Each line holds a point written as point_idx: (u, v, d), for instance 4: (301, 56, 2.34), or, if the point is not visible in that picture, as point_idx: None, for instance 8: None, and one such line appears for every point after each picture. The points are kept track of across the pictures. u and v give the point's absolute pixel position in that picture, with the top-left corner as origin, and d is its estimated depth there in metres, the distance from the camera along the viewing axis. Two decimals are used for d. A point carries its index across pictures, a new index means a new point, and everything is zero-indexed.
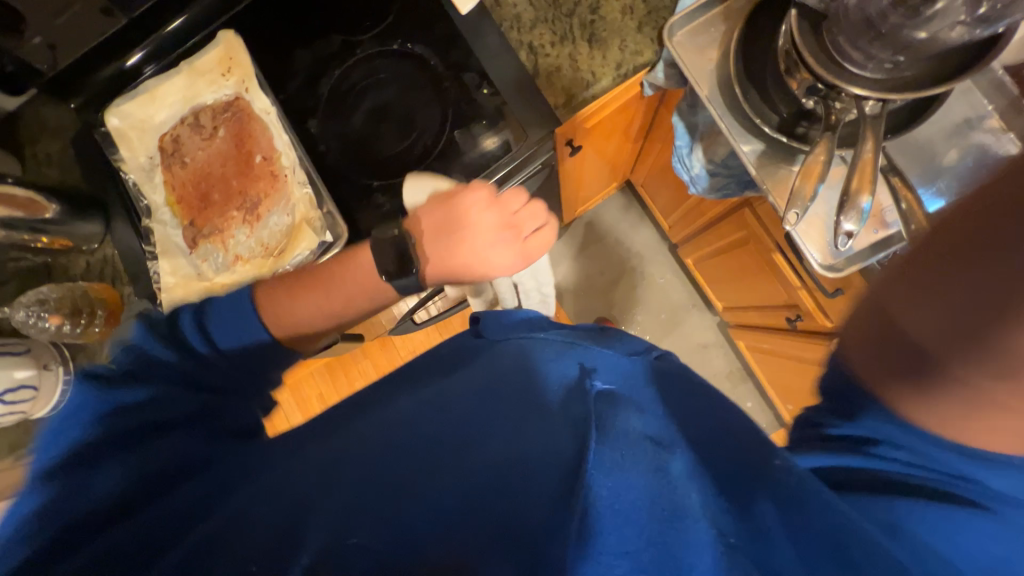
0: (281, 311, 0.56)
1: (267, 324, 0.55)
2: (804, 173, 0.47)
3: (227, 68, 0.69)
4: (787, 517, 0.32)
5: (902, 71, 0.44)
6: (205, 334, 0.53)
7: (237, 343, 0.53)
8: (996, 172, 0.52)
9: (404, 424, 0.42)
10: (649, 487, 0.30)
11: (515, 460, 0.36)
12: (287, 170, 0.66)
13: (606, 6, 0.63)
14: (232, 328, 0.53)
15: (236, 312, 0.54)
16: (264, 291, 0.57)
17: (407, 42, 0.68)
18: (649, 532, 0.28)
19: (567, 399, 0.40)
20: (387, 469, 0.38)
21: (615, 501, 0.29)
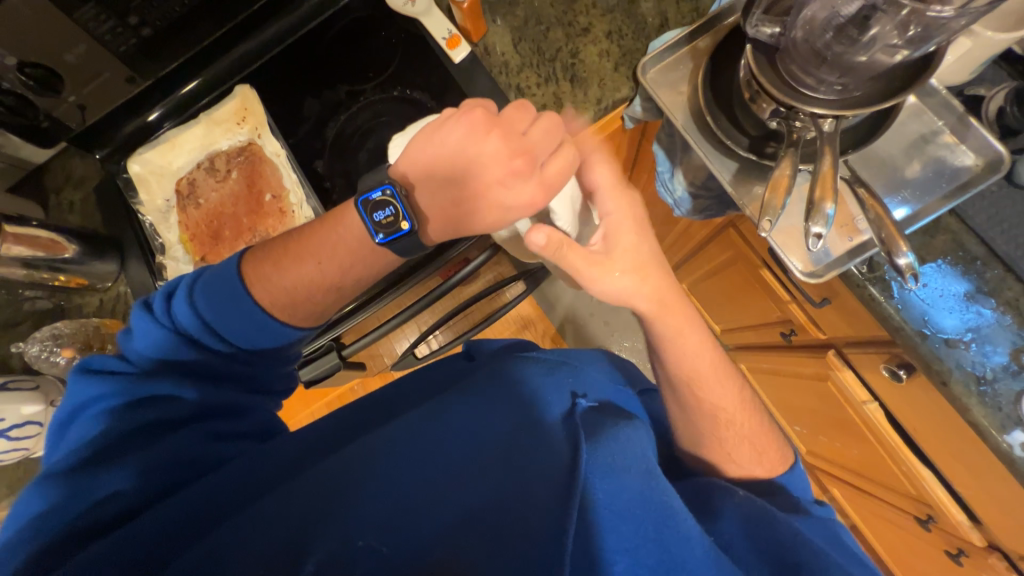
0: (269, 283, 0.53)
1: (258, 297, 0.52)
2: (772, 186, 0.50)
3: (242, 117, 0.77)
4: (730, 516, 0.43)
5: (851, 92, 0.48)
6: (209, 325, 0.50)
7: (243, 329, 0.51)
8: (956, 180, 0.56)
9: (424, 433, 0.46)
10: (641, 496, 0.40)
11: (531, 473, 0.42)
12: (294, 208, 0.73)
13: (585, 51, 0.70)
14: (230, 312, 0.50)
15: (229, 298, 0.50)
16: (251, 264, 0.54)
17: (407, 87, 0.75)
18: (640, 527, 0.38)
19: (567, 419, 0.48)
20: (416, 474, 0.42)
21: (618, 507, 0.39)
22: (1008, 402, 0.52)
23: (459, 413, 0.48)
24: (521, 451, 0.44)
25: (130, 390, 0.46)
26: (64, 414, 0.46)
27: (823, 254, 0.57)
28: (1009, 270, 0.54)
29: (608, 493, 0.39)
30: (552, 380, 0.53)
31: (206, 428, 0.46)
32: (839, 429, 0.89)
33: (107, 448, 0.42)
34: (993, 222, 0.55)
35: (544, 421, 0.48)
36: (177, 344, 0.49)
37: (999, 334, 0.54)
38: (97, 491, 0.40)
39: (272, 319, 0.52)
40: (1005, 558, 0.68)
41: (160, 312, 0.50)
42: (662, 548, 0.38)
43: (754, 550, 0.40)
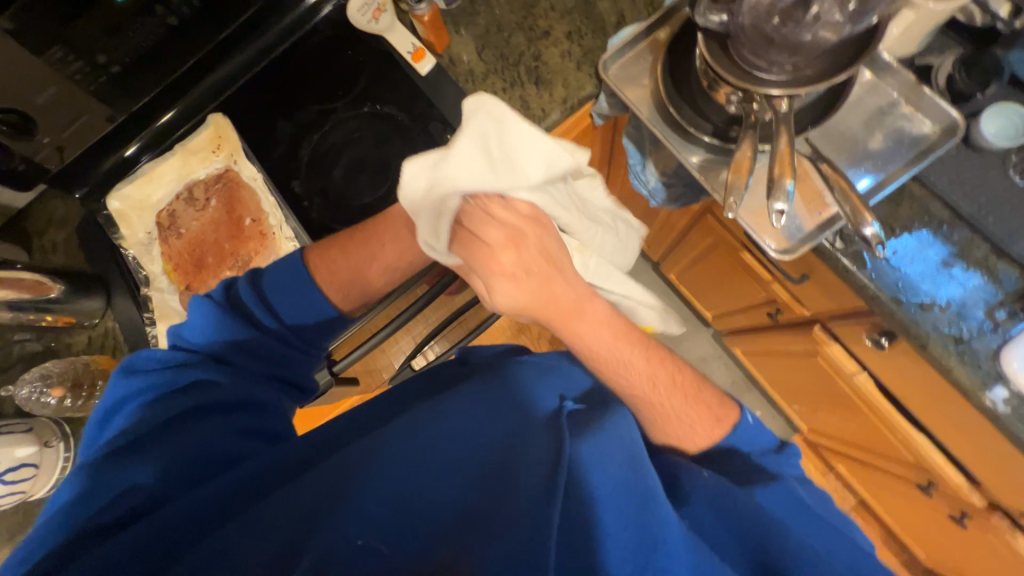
0: (335, 267, 0.57)
1: (324, 284, 0.57)
2: (734, 167, 0.51)
3: (216, 145, 0.78)
4: (701, 499, 0.43)
5: (802, 70, 0.50)
6: (266, 305, 0.55)
7: (300, 311, 0.56)
8: (916, 147, 0.57)
9: (417, 425, 0.47)
10: (624, 479, 0.41)
11: (517, 459, 0.43)
12: (274, 229, 0.73)
13: (547, 53, 0.71)
14: (291, 296, 0.56)
15: (295, 282, 0.56)
16: (317, 254, 0.58)
17: (377, 103, 0.76)
18: (622, 507, 0.39)
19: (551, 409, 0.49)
20: (406, 467, 0.43)
21: (597, 488, 0.40)
22: (988, 359, 0.53)
23: (446, 412, 0.48)
24: (509, 448, 0.45)
25: (171, 380, 0.50)
26: (106, 406, 0.50)
27: (794, 230, 0.58)
28: (976, 231, 0.56)
29: (595, 483, 0.40)
30: (530, 373, 0.54)
31: (227, 421, 0.48)
32: (835, 403, 0.89)
33: (137, 436, 0.45)
34: (956, 185, 0.57)
35: (529, 416, 0.48)
36: (230, 322, 0.53)
37: (973, 294, 0.55)
38: (115, 494, 0.42)
39: (331, 302, 0.56)
40: (1008, 517, 0.68)
41: (218, 295, 0.55)
42: (646, 531, 0.38)
43: (724, 530, 0.42)
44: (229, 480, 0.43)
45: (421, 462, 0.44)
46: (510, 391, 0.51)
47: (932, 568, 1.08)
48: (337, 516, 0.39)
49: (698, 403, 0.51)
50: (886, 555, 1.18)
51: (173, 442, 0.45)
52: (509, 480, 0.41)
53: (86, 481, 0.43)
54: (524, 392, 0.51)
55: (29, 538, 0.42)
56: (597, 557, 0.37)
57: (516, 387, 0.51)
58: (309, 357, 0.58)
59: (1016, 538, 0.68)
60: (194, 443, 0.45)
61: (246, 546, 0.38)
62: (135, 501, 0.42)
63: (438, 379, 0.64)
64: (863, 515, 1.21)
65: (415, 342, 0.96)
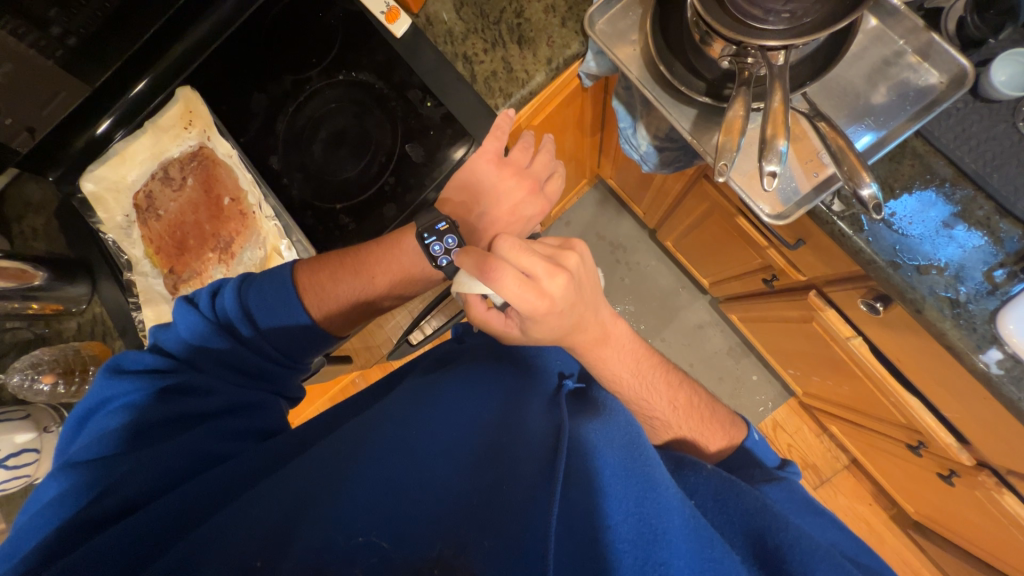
0: (323, 293, 0.62)
1: (309, 308, 0.60)
2: (726, 128, 0.48)
3: (188, 121, 0.75)
4: (704, 490, 0.44)
5: (800, 19, 0.45)
6: (248, 317, 0.58)
7: (281, 326, 0.59)
8: (920, 101, 0.54)
9: (414, 419, 0.47)
10: (621, 462, 0.40)
11: (514, 448, 0.43)
12: (254, 209, 0.72)
13: (530, 8, 0.66)
14: (277, 313, 0.59)
15: (283, 302, 0.59)
16: (305, 272, 0.62)
17: (353, 70, 0.72)
18: (621, 492, 0.38)
19: (547, 407, 0.49)
20: (402, 456, 0.43)
21: (597, 474, 0.39)
22: (984, 322, 0.52)
23: (453, 406, 0.50)
24: (509, 437, 0.45)
25: (154, 383, 0.51)
26: (92, 404, 0.51)
27: (790, 193, 0.56)
28: (980, 189, 0.53)
29: (595, 469, 0.40)
30: (535, 371, 0.57)
31: (219, 425, 0.50)
32: (830, 368, 0.89)
33: (123, 442, 0.47)
34: (960, 140, 0.54)
35: (529, 410, 0.48)
36: (212, 334, 0.55)
37: (974, 257, 0.53)
38: (110, 484, 0.43)
39: (309, 316, 0.60)
40: (995, 475, 0.69)
41: (204, 306, 0.58)
42: (645, 520, 0.36)
43: (730, 521, 0.41)
44: (228, 469, 0.45)
45: (423, 449, 0.44)
46: (518, 386, 0.53)
47: (919, 520, 1.12)
48: (329, 501, 0.39)
49: (712, 417, 0.59)
50: (876, 509, 1.22)
51: (165, 442, 0.47)
52: (509, 468, 0.41)
53: (86, 473, 0.44)
54: (530, 385, 0.54)
55: (18, 534, 0.43)
56: (598, 549, 0.35)
57: (518, 389, 0.53)
58: (296, 370, 0.62)
59: (1002, 495, 0.69)
60: (183, 439, 0.47)
61: (236, 530, 0.38)
62: (134, 490, 0.43)
63: (432, 359, 0.64)
64: (855, 472, 1.24)
65: (412, 317, 0.95)
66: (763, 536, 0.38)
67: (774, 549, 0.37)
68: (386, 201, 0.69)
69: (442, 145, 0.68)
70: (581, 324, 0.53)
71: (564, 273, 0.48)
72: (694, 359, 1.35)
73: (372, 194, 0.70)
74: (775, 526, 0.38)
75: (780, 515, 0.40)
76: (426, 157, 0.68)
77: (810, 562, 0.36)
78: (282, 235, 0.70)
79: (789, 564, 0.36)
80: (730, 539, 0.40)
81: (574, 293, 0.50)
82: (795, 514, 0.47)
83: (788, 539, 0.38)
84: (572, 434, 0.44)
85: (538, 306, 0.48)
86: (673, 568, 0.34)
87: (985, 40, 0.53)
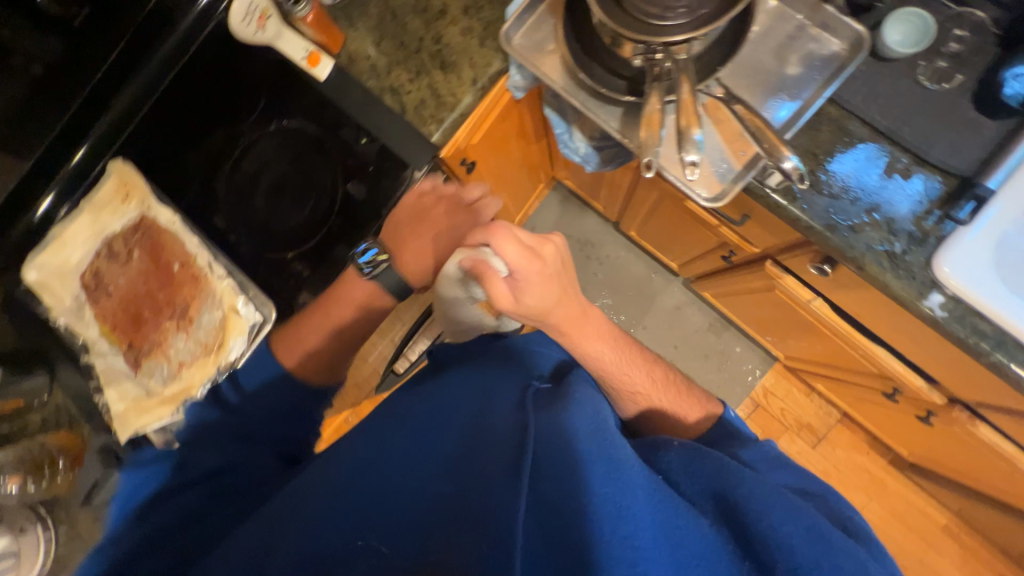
0: (294, 344, 0.65)
1: (283, 358, 0.65)
2: (646, 122, 0.51)
3: (125, 194, 0.73)
4: (674, 462, 0.44)
5: (697, 11, 0.48)
6: (237, 386, 0.65)
7: (262, 386, 0.64)
8: (826, 69, 0.57)
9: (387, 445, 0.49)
10: (585, 444, 0.40)
11: (481, 447, 0.43)
12: (205, 270, 0.69)
13: (447, 34, 0.68)
14: (257, 372, 0.65)
15: (262, 361, 0.65)
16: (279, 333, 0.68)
17: (284, 119, 0.72)
18: (586, 474, 0.38)
19: (512, 400, 0.48)
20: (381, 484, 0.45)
21: (561, 460, 0.39)
22: (922, 268, 0.54)
23: (430, 412, 0.50)
24: (477, 435, 0.45)
25: None
26: (121, 498, 0.58)
27: (719, 175, 0.58)
28: (895, 143, 0.55)
29: (561, 453, 0.39)
30: (504, 359, 0.56)
31: None
32: (801, 330, 0.92)
33: None
34: (870, 100, 0.56)
35: (494, 407, 0.48)
36: (207, 410, 0.63)
37: (902, 205, 0.55)
38: None
39: (278, 364, 0.64)
40: (966, 408, 0.71)
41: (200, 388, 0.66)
42: (611, 498, 0.36)
43: (697, 486, 0.41)
44: None
45: (400, 469, 0.46)
46: (485, 382, 0.53)
47: (914, 461, 1.14)
48: (316, 547, 0.43)
49: (687, 396, 0.60)
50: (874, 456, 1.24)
51: None
52: (478, 463, 0.41)
53: None
54: (494, 378, 0.53)
55: None
56: (567, 532, 0.35)
57: (484, 386, 0.52)
58: None
59: (978, 427, 0.71)
60: None
61: None
62: None
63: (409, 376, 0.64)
64: (848, 424, 1.28)
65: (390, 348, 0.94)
66: (726, 500, 0.39)
67: (736, 505, 0.38)
68: (337, 241, 0.69)
69: (384, 177, 0.68)
70: (568, 297, 0.57)
71: (552, 244, 0.56)
72: (676, 341, 1.37)
73: (322, 238, 0.69)
74: (733, 488, 0.39)
75: (740, 471, 0.41)
76: (369, 194, 0.68)
77: (767, 510, 0.37)
78: (234, 291, 0.67)
79: (749, 515, 0.37)
80: (701, 504, 0.40)
81: (562, 265, 0.56)
82: (767, 470, 0.48)
83: (745, 491, 0.39)
84: (538, 419, 0.44)
85: (532, 268, 0.53)
86: (640, 541, 0.35)
87: (873, 4, 0.56)
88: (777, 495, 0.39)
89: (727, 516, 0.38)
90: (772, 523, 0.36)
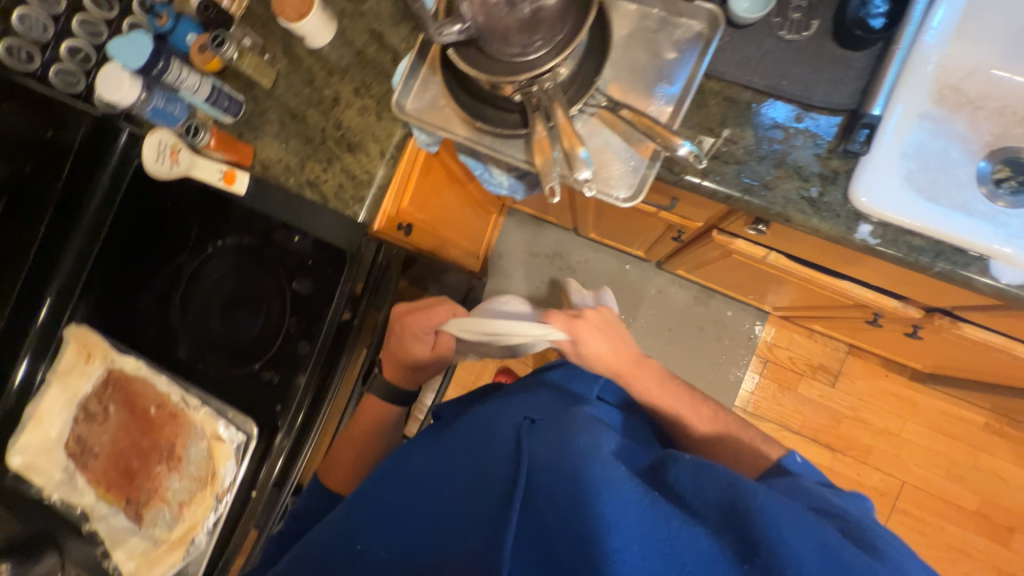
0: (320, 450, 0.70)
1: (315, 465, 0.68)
2: (539, 149, 0.52)
3: (87, 354, 0.74)
4: (684, 476, 0.44)
5: (554, 37, 0.51)
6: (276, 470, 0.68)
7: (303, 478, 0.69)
8: (694, 50, 0.59)
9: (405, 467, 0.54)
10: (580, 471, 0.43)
11: (487, 466, 0.48)
12: (180, 405, 0.69)
13: (345, 118, 0.71)
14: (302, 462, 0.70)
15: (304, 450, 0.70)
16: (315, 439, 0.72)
17: (219, 240, 0.74)
18: (579, 497, 0.40)
19: (515, 429, 0.52)
20: (399, 496, 0.50)
21: (556, 485, 0.42)
22: (842, 204, 0.55)
23: (449, 442, 0.55)
24: (483, 454, 0.50)
25: None
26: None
27: (631, 173, 0.60)
28: (778, 97, 0.58)
29: (556, 479, 0.43)
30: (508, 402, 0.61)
31: None
32: (771, 282, 0.92)
33: None
34: (743, 65, 0.58)
35: (499, 434, 0.52)
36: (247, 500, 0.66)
37: (803, 152, 0.57)
38: None
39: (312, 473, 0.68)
40: (947, 314, 0.71)
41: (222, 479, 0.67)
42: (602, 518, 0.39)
43: (704, 499, 0.42)
44: None
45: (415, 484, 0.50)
46: (489, 415, 0.57)
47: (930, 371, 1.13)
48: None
49: None
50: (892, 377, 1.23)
51: None
52: (482, 478, 0.47)
53: None
54: (497, 413, 0.57)
55: None
56: (558, 546, 0.39)
57: (489, 418, 0.56)
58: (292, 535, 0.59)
59: (963, 328, 0.71)
60: None
61: None
62: None
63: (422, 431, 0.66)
64: (858, 353, 1.28)
65: None
66: (733, 512, 0.39)
67: (744, 513, 0.39)
68: (298, 339, 0.69)
69: (325, 265, 0.70)
70: None
71: None
72: (668, 323, 1.38)
73: (282, 340, 0.70)
74: (742, 501, 0.40)
75: (750, 485, 0.41)
76: (315, 286, 0.70)
77: (776, 521, 0.38)
78: (214, 417, 0.67)
79: (756, 527, 0.37)
80: (705, 516, 0.41)
81: None
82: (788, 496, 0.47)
83: (757, 503, 0.39)
84: (535, 447, 0.47)
85: None
86: (626, 555, 0.37)
87: None
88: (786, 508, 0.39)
89: (732, 526, 0.39)
90: (779, 534, 0.37)
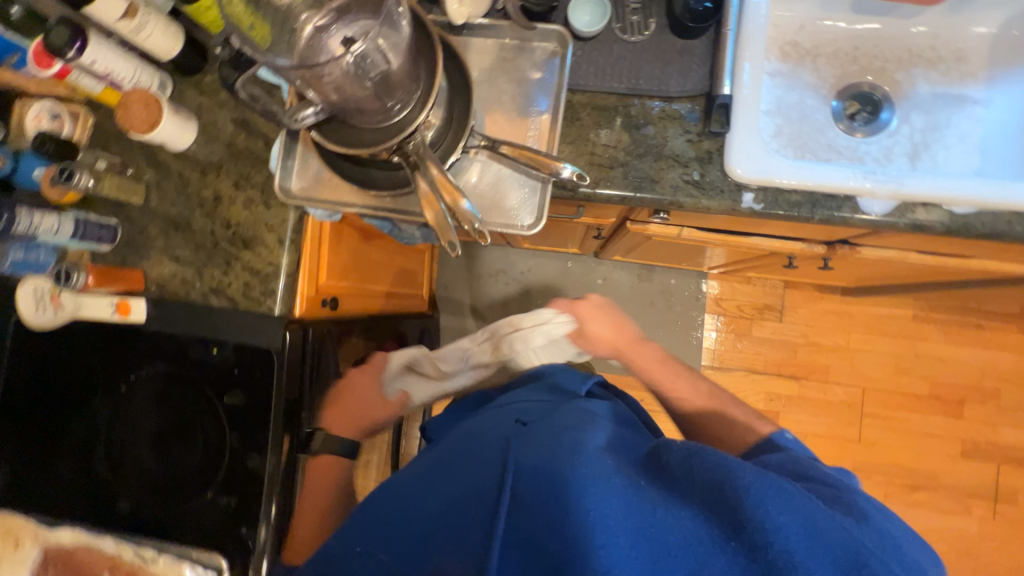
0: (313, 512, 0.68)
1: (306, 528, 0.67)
2: (425, 203, 0.49)
3: (15, 539, 0.65)
4: (678, 456, 0.45)
5: (413, 94, 0.50)
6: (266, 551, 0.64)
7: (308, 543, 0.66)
8: (553, 70, 0.61)
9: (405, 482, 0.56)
10: (568, 474, 0.45)
11: (482, 473, 0.50)
12: (137, 561, 0.62)
13: (232, 214, 0.69)
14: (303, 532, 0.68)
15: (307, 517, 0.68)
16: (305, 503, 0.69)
17: (132, 372, 0.69)
18: (565, 500, 0.43)
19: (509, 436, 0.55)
20: (401, 506, 0.53)
21: (543, 490, 0.45)
22: (723, 180, 0.59)
23: (447, 454, 0.57)
24: (479, 460, 0.53)
25: None
26: None
27: (528, 200, 0.61)
28: (641, 96, 0.61)
29: (542, 481, 0.45)
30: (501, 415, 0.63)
31: None
32: (696, 250, 0.97)
33: None
34: (601, 73, 0.61)
35: (493, 444, 0.55)
36: None
37: (677, 141, 0.60)
38: None
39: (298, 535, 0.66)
40: (846, 243, 0.77)
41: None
42: (583, 518, 0.41)
43: (695, 481, 0.42)
44: None
45: (416, 492, 0.53)
46: (484, 429, 0.60)
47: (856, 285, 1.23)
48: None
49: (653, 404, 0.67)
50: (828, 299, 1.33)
51: None
52: (476, 483, 0.49)
53: None
54: (491, 426, 0.60)
55: None
56: (545, 545, 0.42)
57: (484, 431, 0.59)
58: None
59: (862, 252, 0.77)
60: None
61: None
62: None
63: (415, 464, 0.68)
64: (794, 286, 1.37)
65: None
66: (723, 497, 0.40)
67: (732, 495, 0.39)
68: (245, 452, 0.65)
69: (252, 369, 0.65)
70: None
71: None
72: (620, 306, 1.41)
73: (229, 459, 0.65)
74: (730, 485, 0.40)
75: (743, 466, 0.41)
76: (247, 394, 0.65)
77: (764, 503, 0.38)
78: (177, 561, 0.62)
79: (744, 509, 0.38)
80: (694, 502, 0.42)
81: None
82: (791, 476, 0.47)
83: (745, 484, 0.39)
84: (524, 454, 0.50)
85: None
86: (608, 549, 0.39)
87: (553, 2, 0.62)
88: (774, 489, 0.39)
89: (721, 513, 0.40)
90: (765, 516, 0.38)
